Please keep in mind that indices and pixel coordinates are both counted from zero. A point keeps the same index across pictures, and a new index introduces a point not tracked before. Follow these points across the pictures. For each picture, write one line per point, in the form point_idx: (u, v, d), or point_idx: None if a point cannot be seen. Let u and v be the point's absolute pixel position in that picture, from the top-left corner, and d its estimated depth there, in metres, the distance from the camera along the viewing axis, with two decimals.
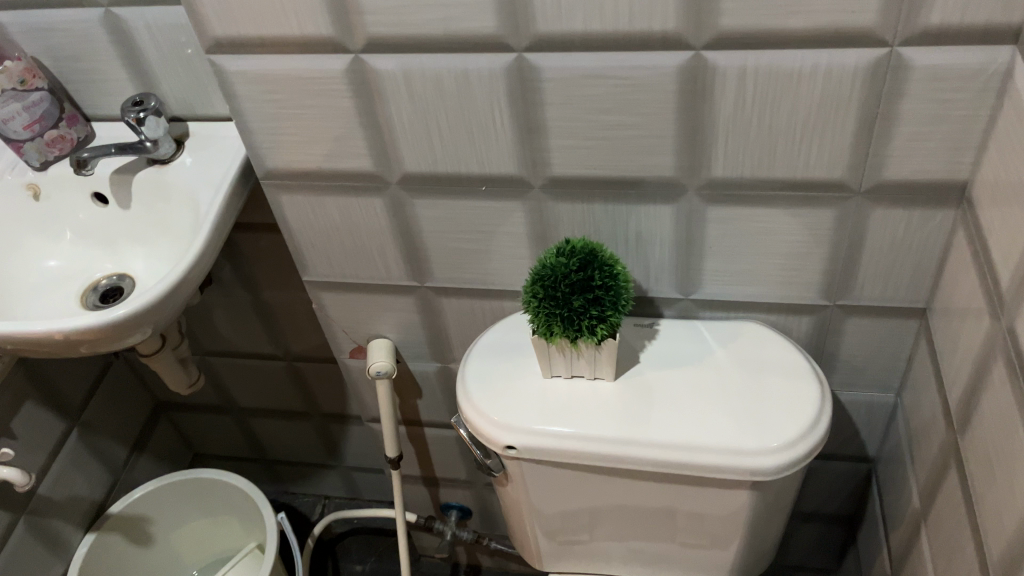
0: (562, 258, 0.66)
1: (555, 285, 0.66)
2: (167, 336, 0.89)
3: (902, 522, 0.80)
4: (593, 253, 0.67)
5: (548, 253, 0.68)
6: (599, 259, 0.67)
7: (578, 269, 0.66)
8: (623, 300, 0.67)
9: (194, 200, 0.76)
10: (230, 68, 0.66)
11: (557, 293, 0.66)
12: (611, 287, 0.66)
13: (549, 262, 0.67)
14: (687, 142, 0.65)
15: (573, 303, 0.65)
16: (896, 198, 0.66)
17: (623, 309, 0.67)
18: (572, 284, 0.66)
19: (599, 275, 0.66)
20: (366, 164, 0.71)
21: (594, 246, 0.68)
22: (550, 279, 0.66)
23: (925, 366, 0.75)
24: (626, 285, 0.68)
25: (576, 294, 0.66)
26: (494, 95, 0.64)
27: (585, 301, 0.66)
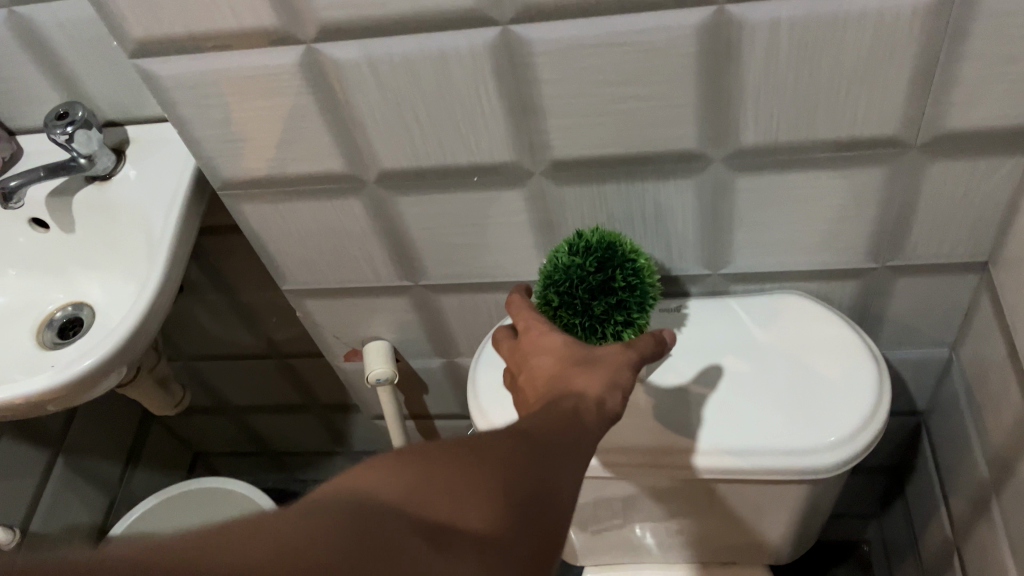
0: (576, 256, 0.57)
1: (571, 290, 0.57)
2: (142, 362, 0.80)
3: (967, 487, 0.74)
4: (611, 247, 0.58)
5: (559, 252, 0.59)
6: (619, 254, 0.58)
7: (596, 269, 0.57)
8: (650, 298, 0.58)
9: (144, 219, 0.67)
10: (162, 73, 0.56)
11: (575, 299, 0.57)
12: (635, 286, 0.57)
13: (561, 263, 0.58)
14: (711, 109, 0.55)
15: (595, 309, 0.56)
16: (957, 149, 0.56)
17: (650, 308, 0.58)
18: (591, 287, 0.57)
19: (621, 275, 0.57)
20: (337, 164, 0.61)
21: (611, 239, 0.59)
22: (565, 284, 0.57)
23: (988, 325, 0.67)
24: (651, 281, 0.59)
25: (596, 299, 0.56)
26: (478, 76, 0.54)
27: (608, 305, 0.56)
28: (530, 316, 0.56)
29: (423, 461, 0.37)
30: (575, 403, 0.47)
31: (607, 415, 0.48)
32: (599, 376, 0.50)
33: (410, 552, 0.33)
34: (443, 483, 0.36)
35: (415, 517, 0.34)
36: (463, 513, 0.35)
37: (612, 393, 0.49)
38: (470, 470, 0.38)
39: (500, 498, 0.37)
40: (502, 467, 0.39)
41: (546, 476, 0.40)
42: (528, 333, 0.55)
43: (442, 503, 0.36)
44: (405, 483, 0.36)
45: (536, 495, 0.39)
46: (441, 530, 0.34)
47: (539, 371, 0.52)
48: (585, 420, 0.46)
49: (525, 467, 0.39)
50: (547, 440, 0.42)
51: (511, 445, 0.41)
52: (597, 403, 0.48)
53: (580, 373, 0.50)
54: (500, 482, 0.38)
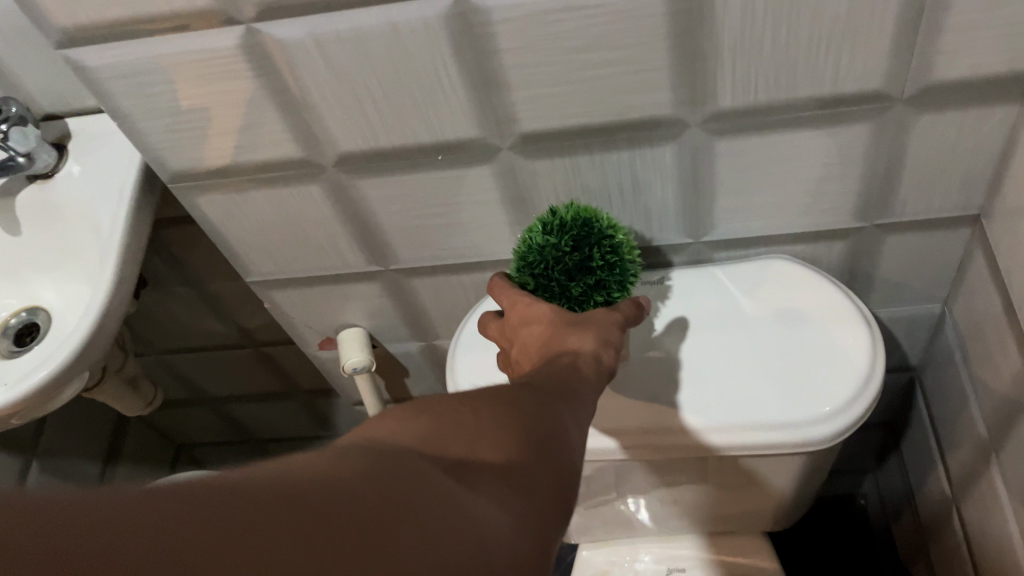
0: (551, 236, 0.54)
1: (547, 272, 0.54)
2: (107, 363, 0.77)
3: (965, 443, 0.72)
4: (587, 224, 0.55)
5: (533, 231, 0.56)
6: (596, 231, 0.55)
7: (572, 249, 0.54)
8: (630, 276, 0.55)
9: (93, 218, 0.63)
10: (93, 63, 0.52)
11: (551, 282, 0.54)
12: (615, 265, 0.55)
13: (535, 243, 0.55)
14: (685, 72, 0.51)
15: (572, 292, 0.53)
16: (946, 101, 0.53)
17: (630, 286, 0.56)
18: (568, 269, 0.53)
19: (598, 253, 0.54)
20: (293, 149, 0.58)
21: (586, 215, 0.55)
22: (540, 267, 0.54)
23: (982, 278, 0.64)
24: (631, 256, 0.56)
25: (574, 281, 0.53)
26: (434, 48, 0.50)
27: (586, 286, 0.53)
28: (515, 293, 0.53)
29: (430, 409, 0.36)
30: (574, 360, 0.46)
31: (603, 370, 0.47)
32: (591, 334, 0.49)
33: (437, 481, 0.31)
34: (455, 426, 0.34)
35: (433, 453, 0.32)
36: (481, 451, 0.34)
37: (605, 348, 0.48)
38: (481, 415, 0.36)
39: (514, 437, 0.35)
40: (511, 412, 0.37)
41: (556, 420, 0.39)
42: (514, 308, 0.52)
43: (459, 440, 0.34)
44: (417, 429, 0.34)
45: (550, 435, 0.37)
46: (463, 465, 0.33)
47: (531, 339, 0.50)
48: (583, 373, 0.45)
49: (533, 412, 0.38)
50: (548, 391, 0.41)
51: (516, 395, 0.39)
52: (593, 358, 0.47)
53: (572, 333, 0.48)
54: (512, 423, 0.36)
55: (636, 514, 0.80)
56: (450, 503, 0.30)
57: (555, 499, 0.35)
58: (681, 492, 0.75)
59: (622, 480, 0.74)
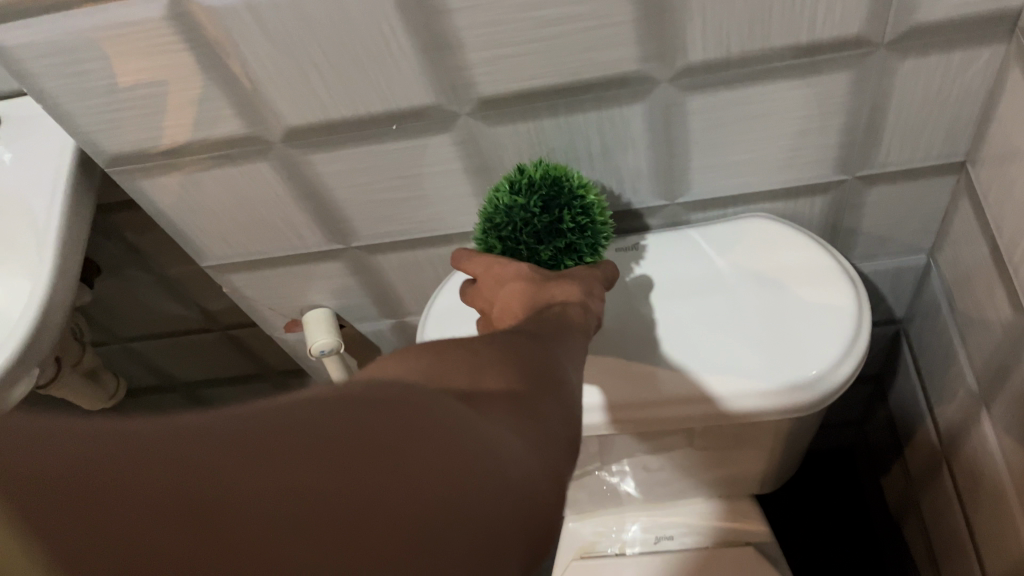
0: (519, 196, 0.51)
1: (515, 235, 0.51)
2: (62, 357, 0.74)
3: (955, 397, 0.70)
4: (556, 182, 0.52)
5: (499, 190, 0.53)
6: (566, 190, 0.52)
7: (542, 210, 0.51)
8: (602, 238, 0.53)
9: (29, 209, 0.59)
10: (8, 44, 0.47)
11: (520, 245, 0.51)
12: (585, 227, 0.52)
13: (501, 205, 0.51)
14: (652, 26, 0.48)
15: (542, 255, 0.50)
16: (928, 44, 0.50)
17: (603, 247, 0.53)
18: (538, 230, 0.50)
19: (568, 215, 0.51)
20: (237, 126, 0.54)
21: (556, 173, 0.52)
22: (507, 229, 0.51)
23: (968, 226, 0.62)
24: (603, 214, 0.53)
25: (543, 244, 0.50)
26: (380, 11, 0.46)
27: (556, 249, 0.50)
28: (488, 256, 0.49)
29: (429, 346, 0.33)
30: (563, 312, 0.43)
31: (590, 320, 0.45)
32: (574, 288, 0.46)
33: (445, 407, 0.28)
34: (457, 360, 0.32)
35: (438, 383, 0.30)
36: (486, 382, 0.31)
37: (590, 302, 0.46)
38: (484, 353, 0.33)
39: (519, 374, 0.33)
40: (512, 351, 0.34)
41: (558, 361, 0.36)
42: (490, 273, 0.48)
43: (462, 371, 0.31)
44: (418, 364, 0.31)
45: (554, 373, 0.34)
46: (472, 394, 0.30)
47: (508, 295, 0.46)
48: (572, 322, 0.42)
49: (535, 351, 0.35)
50: (547, 333, 0.38)
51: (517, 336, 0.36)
52: (582, 307, 0.45)
53: (556, 287, 0.46)
54: (515, 360, 0.33)
55: (621, 484, 0.78)
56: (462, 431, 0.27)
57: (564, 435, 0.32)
58: (667, 460, 0.73)
59: (605, 452, 0.72)
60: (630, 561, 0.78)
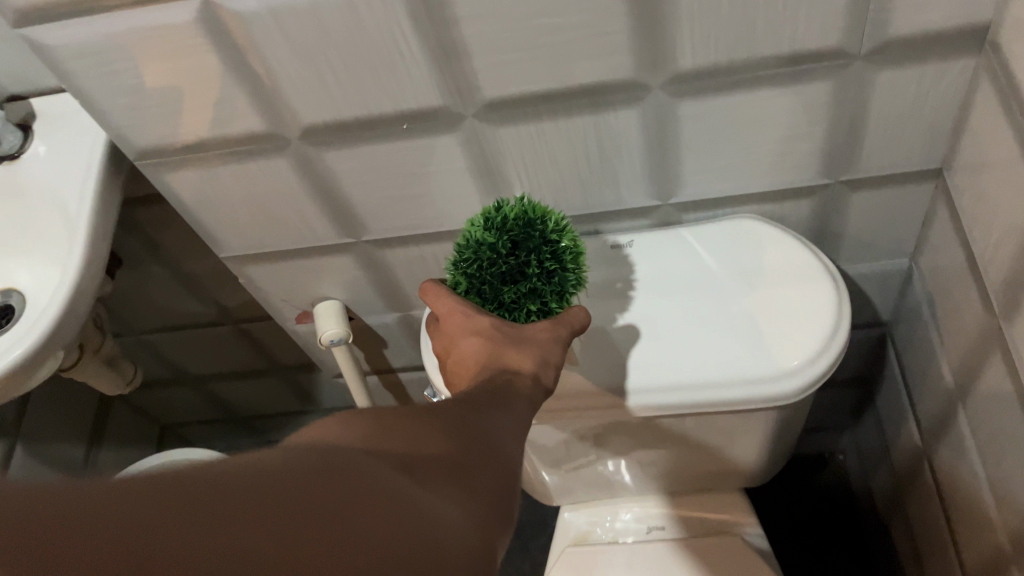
0: (490, 233, 0.54)
1: (480, 273, 0.54)
2: (84, 342, 0.78)
3: (934, 394, 0.74)
4: (530, 226, 0.55)
5: (474, 225, 0.56)
6: (537, 235, 0.55)
7: (509, 252, 0.54)
8: (569, 285, 0.55)
9: (60, 198, 0.63)
10: (49, 43, 0.51)
11: (484, 285, 0.54)
12: (552, 273, 0.55)
13: (473, 239, 0.55)
14: (645, 36, 0.51)
15: (503, 298, 0.54)
16: (903, 56, 0.54)
17: (569, 293, 0.55)
18: (502, 271, 0.54)
19: (534, 259, 0.54)
20: (257, 123, 0.58)
21: (530, 217, 0.55)
22: (473, 266, 0.54)
23: (945, 232, 0.65)
24: (576, 265, 0.56)
25: (506, 285, 0.54)
26: (393, 18, 0.50)
27: (519, 293, 0.53)
28: (451, 300, 0.52)
29: (373, 413, 0.36)
30: (513, 380, 0.46)
31: (541, 387, 0.49)
32: (530, 355, 0.49)
33: (388, 474, 0.31)
34: (398, 428, 0.35)
35: (380, 449, 0.33)
36: (426, 449, 0.34)
37: (544, 369, 0.49)
38: (421, 421, 0.36)
39: (457, 442, 0.36)
40: (450, 422, 0.38)
41: (493, 428, 0.40)
42: (454, 320, 0.51)
43: (404, 441, 0.34)
44: (358, 432, 0.34)
45: (491, 447, 0.38)
46: (411, 459, 0.33)
47: (467, 353, 0.49)
48: (520, 392, 0.46)
49: (473, 423, 0.39)
50: (492, 405, 0.42)
51: (459, 407, 0.40)
52: (532, 378, 0.48)
53: (512, 353, 0.49)
54: (454, 432, 0.37)
55: (615, 475, 0.81)
56: (408, 497, 0.30)
57: (500, 494, 0.36)
58: (659, 454, 0.76)
59: (599, 443, 0.75)
60: (625, 550, 0.80)
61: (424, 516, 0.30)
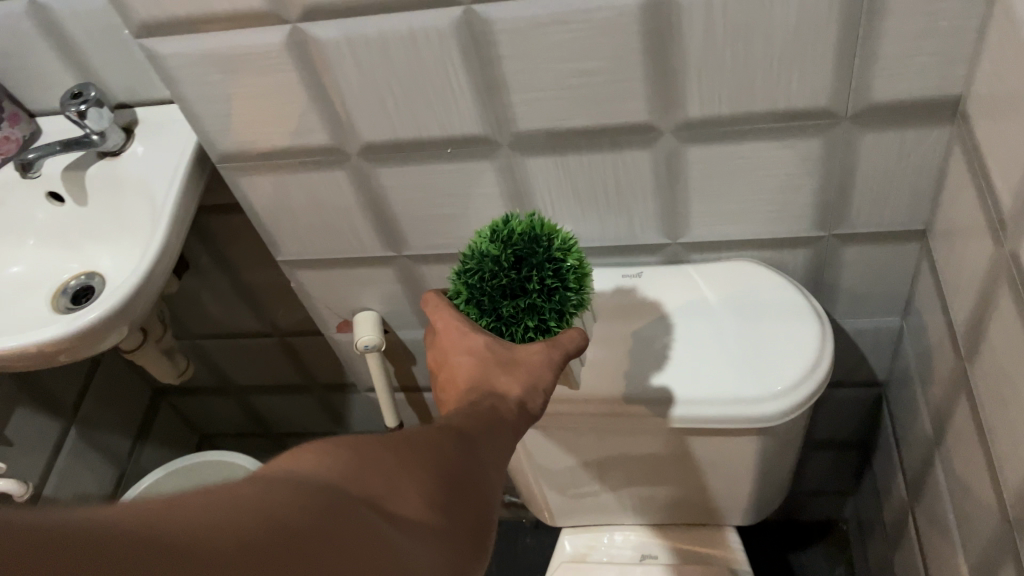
0: (493, 247, 0.59)
1: (482, 284, 0.59)
2: (148, 329, 0.88)
3: (918, 446, 0.79)
4: (535, 242, 0.60)
5: (484, 236, 0.61)
6: (541, 252, 0.59)
7: (511, 265, 0.59)
8: (568, 304, 0.59)
9: (150, 191, 0.73)
10: (163, 52, 0.62)
11: (484, 299, 0.59)
12: (551, 290, 0.59)
13: (480, 251, 0.60)
14: (658, 84, 0.60)
15: (501, 312, 0.58)
16: (886, 120, 0.62)
17: (568, 312, 0.60)
18: (502, 286, 0.59)
19: (535, 275, 0.58)
20: (323, 138, 0.68)
21: (537, 233, 0.60)
22: (477, 277, 0.59)
23: (929, 289, 0.72)
24: (576, 285, 0.60)
25: (504, 300, 0.59)
26: (447, 54, 0.60)
27: (516, 308, 0.58)
28: (449, 314, 0.59)
29: (340, 445, 0.40)
30: (497, 405, 0.53)
31: (526, 413, 0.55)
32: (519, 380, 0.55)
33: (363, 514, 0.36)
34: (369, 462, 0.40)
35: (353, 487, 0.37)
36: (398, 488, 0.39)
37: (532, 394, 0.55)
38: (395, 456, 0.41)
39: (427, 483, 0.41)
40: (425, 458, 0.43)
41: (467, 467, 0.45)
42: (450, 335, 0.58)
43: (378, 479, 0.39)
44: (336, 465, 0.38)
45: (459, 482, 0.43)
46: (382, 501, 0.38)
47: (461, 371, 0.56)
48: (504, 418, 0.52)
49: (443, 456, 0.44)
50: (468, 444, 0.47)
51: (431, 439, 0.45)
52: (517, 405, 0.54)
53: (501, 377, 0.55)
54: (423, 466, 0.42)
55: (615, 503, 0.86)
56: (379, 537, 0.35)
57: (462, 534, 0.41)
58: (657, 486, 0.82)
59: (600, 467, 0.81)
60: (618, 570, 0.88)
61: (393, 557, 0.35)
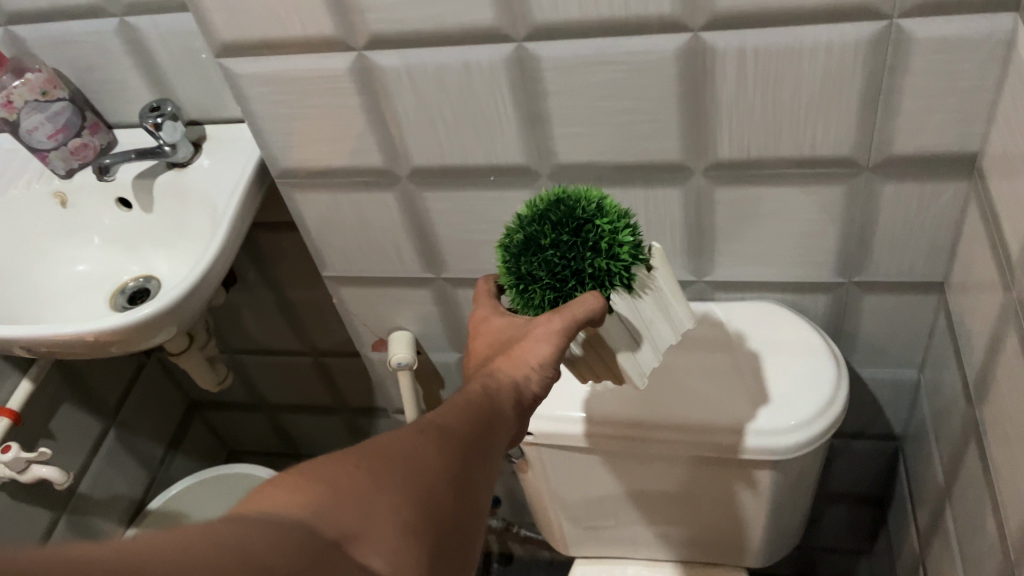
0: (518, 206, 0.58)
1: (507, 244, 0.59)
2: (194, 335, 0.92)
3: (930, 497, 0.80)
4: (561, 202, 0.58)
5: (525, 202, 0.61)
6: (562, 209, 0.57)
7: (533, 222, 0.57)
8: (588, 262, 0.56)
9: (211, 200, 0.78)
10: (239, 71, 0.68)
11: (508, 259, 0.59)
12: (569, 248, 0.56)
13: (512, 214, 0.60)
14: (691, 125, 0.65)
15: (520, 269, 0.57)
16: (906, 172, 0.65)
17: (588, 271, 0.56)
18: (520, 241, 0.57)
19: (552, 230, 0.56)
20: (377, 160, 0.73)
21: (566, 195, 0.58)
22: (505, 236, 0.59)
23: (944, 341, 0.74)
24: (599, 245, 0.56)
25: (523, 256, 0.57)
26: (497, 86, 0.65)
27: (531, 264, 0.57)
28: (486, 294, 0.63)
29: (314, 474, 0.40)
30: (492, 388, 0.52)
31: (525, 401, 0.53)
32: (518, 363, 0.54)
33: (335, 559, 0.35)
34: (344, 492, 0.39)
35: (328, 520, 0.37)
36: (375, 518, 0.38)
37: (528, 378, 0.54)
38: (375, 480, 0.40)
39: (410, 504, 0.40)
40: (407, 472, 0.42)
41: (458, 476, 0.44)
42: (479, 318, 0.61)
43: (356, 510, 0.38)
44: (313, 496, 0.38)
45: (447, 491, 0.42)
46: (358, 534, 0.37)
47: (479, 355, 0.59)
48: (499, 405, 0.51)
49: (431, 464, 0.43)
50: (458, 445, 0.45)
51: (416, 447, 0.43)
52: (513, 391, 0.52)
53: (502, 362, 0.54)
54: (405, 485, 0.41)
55: (629, 537, 0.88)
56: None
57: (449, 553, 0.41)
58: (670, 521, 0.83)
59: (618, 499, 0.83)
60: None
61: None
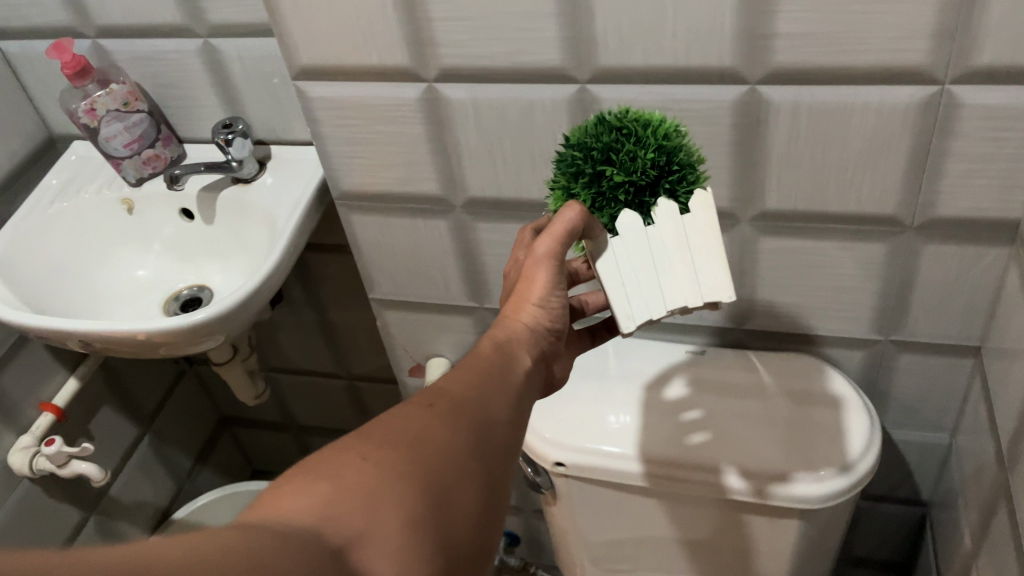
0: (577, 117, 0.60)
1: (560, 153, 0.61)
2: (238, 348, 0.95)
3: (956, 562, 0.80)
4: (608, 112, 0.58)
5: None
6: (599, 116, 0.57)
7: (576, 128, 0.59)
8: (594, 160, 0.55)
9: (270, 216, 0.82)
10: (312, 94, 0.72)
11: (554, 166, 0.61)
12: (582, 146, 0.56)
13: None
14: (741, 174, 0.67)
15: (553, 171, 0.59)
16: (948, 234, 0.67)
17: (591, 168, 0.55)
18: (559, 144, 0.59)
19: (578, 131, 0.57)
20: (434, 187, 0.76)
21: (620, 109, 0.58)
22: None
23: (977, 404, 0.75)
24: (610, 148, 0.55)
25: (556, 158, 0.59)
26: (557, 124, 0.68)
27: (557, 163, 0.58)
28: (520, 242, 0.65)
29: (319, 472, 0.41)
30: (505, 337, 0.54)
31: (541, 347, 0.55)
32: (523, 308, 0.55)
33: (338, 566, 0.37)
34: (349, 486, 0.40)
35: (332, 523, 0.38)
36: (378, 514, 0.39)
37: (539, 322, 0.55)
38: (378, 469, 0.41)
39: (415, 496, 0.41)
40: (408, 450, 0.43)
41: (460, 445, 0.45)
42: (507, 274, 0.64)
43: (359, 510, 0.39)
44: (317, 496, 0.39)
45: (451, 468, 0.43)
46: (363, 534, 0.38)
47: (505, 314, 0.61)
48: (509, 351, 0.53)
49: (432, 438, 0.44)
50: (460, 410, 0.46)
51: (422, 427, 0.44)
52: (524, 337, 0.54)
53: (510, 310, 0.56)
54: (409, 469, 0.42)
55: None
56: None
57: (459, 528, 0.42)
58: (690, 568, 0.84)
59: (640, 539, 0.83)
60: None
61: None
